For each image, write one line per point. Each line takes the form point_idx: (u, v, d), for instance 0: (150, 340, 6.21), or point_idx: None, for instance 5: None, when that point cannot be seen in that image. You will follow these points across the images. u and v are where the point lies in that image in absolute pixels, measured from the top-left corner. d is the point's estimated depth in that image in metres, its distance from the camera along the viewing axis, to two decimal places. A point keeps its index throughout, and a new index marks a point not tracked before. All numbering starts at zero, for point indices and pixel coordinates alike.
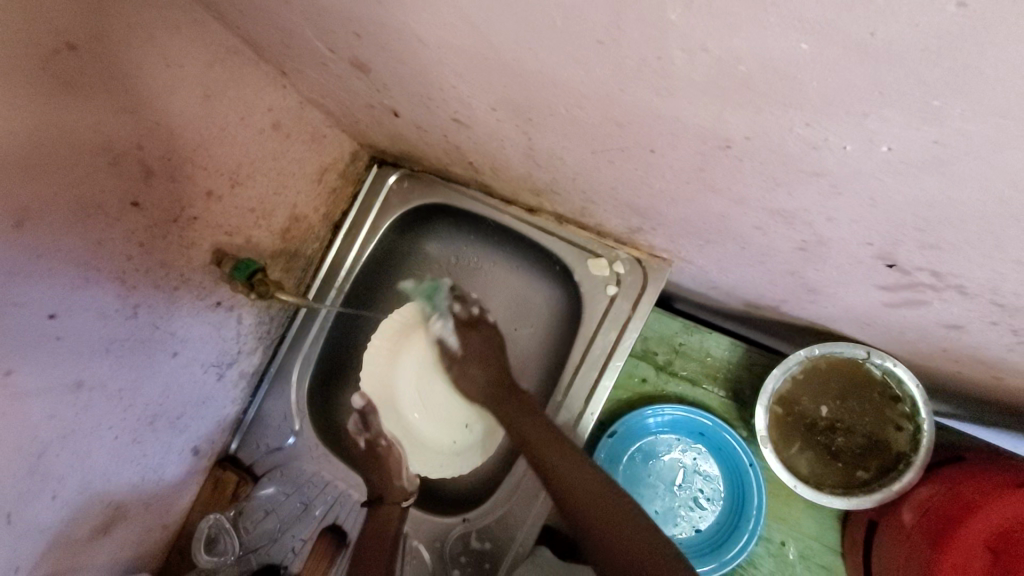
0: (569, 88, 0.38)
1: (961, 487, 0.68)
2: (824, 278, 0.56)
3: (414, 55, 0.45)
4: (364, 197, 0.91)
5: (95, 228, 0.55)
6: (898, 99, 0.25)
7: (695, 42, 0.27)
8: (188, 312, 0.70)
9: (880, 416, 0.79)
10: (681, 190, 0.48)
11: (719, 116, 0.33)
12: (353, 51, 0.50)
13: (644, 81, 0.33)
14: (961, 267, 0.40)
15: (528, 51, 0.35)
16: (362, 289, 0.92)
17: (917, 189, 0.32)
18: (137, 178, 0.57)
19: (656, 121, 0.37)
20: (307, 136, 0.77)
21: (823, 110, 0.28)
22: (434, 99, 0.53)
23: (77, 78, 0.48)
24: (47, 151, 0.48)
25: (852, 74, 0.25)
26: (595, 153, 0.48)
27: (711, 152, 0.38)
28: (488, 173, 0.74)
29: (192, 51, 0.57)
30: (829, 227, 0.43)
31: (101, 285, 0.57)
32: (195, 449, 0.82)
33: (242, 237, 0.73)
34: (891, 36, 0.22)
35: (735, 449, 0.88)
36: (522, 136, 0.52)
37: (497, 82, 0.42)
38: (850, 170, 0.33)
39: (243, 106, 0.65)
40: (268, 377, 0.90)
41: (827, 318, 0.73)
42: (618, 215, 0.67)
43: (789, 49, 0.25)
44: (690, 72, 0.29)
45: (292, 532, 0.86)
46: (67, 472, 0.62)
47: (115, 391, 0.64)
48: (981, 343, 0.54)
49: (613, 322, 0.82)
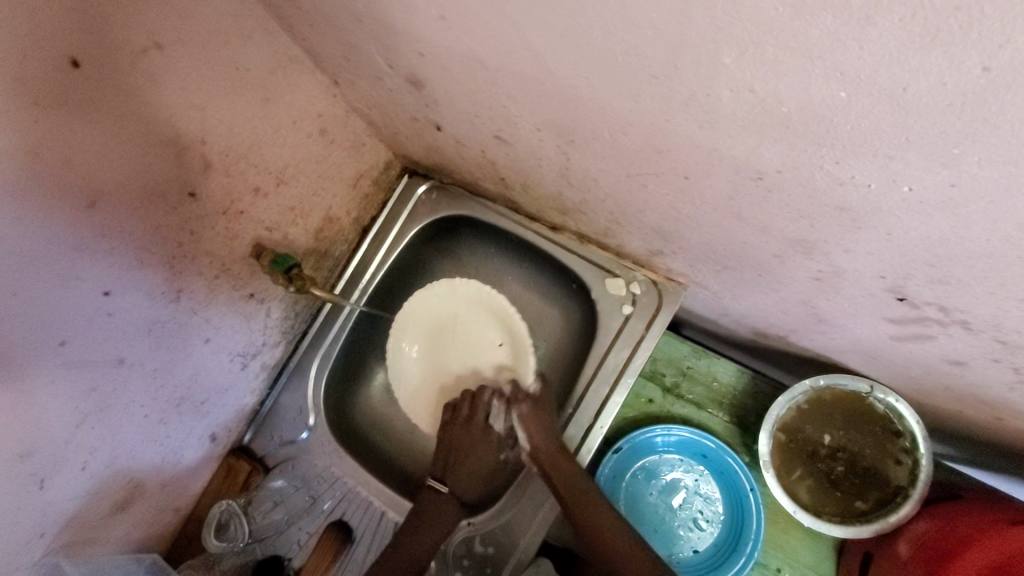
0: (617, 115, 0.41)
1: (957, 522, 0.70)
2: (836, 309, 0.59)
3: (472, 76, 0.49)
4: (394, 204, 0.95)
5: (154, 214, 0.58)
6: (922, 145, 0.29)
7: (743, 83, 0.30)
8: (223, 300, 0.73)
9: (881, 450, 0.81)
10: (707, 217, 0.52)
11: (754, 149, 0.36)
12: (412, 68, 0.54)
13: (690, 114, 0.36)
14: (967, 303, 0.43)
15: (585, 80, 0.39)
16: (384, 291, 0.95)
17: (931, 227, 0.35)
18: (196, 171, 0.60)
19: (694, 150, 0.41)
20: (348, 143, 0.82)
21: (851, 150, 0.32)
22: (481, 117, 0.57)
23: (157, 74, 0.52)
24: (123, 139, 0.52)
25: (879, 119, 0.28)
26: (630, 176, 0.52)
27: (742, 182, 0.42)
28: (519, 189, 0.78)
29: (260, 58, 0.61)
30: (844, 259, 0.46)
31: (152, 267, 0.60)
32: (213, 435, 0.85)
33: (280, 233, 0.77)
34: (919, 89, 0.25)
35: (737, 473, 0.89)
36: (560, 156, 0.56)
37: (548, 106, 0.46)
38: (870, 207, 0.36)
39: (296, 110, 0.69)
40: (287, 371, 0.93)
41: (834, 350, 0.76)
42: (640, 237, 0.70)
43: (828, 96, 0.28)
44: (733, 109, 0.33)
45: (299, 525, 0.88)
46: (99, 445, 0.64)
47: (150, 370, 0.67)
48: (982, 381, 0.57)
49: (626, 340, 0.85)
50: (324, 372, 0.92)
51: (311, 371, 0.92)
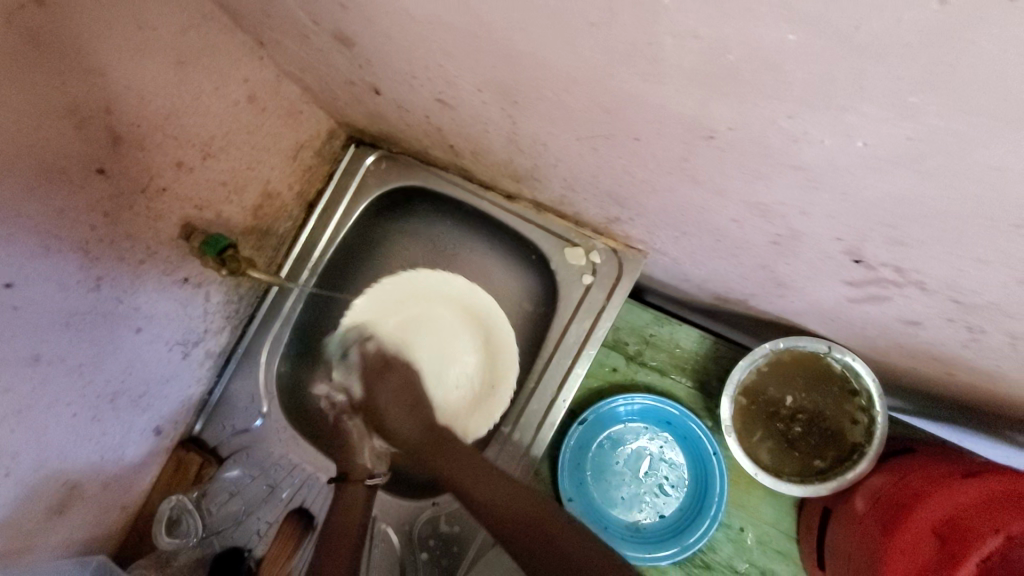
0: (558, 70, 0.38)
1: (910, 477, 0.72)
2: (793, 272, 0.57)
3: (400, 30, 0.44)
4: (341, 176, 0.90)
5: (56, 194, 0.52)
6: (878, 94, 0.26)
7: (687, 29, 0.27)
8: (153, 287, 0.68)
9: (839, 410, 0.82)
10: (661, 180, 0.49)
11: (704, 105, 0.33)
12: (337, 23, 0.49)
13: (633, 67, 0.33)
14: (924, 264, 0.42)
15: (519, 31, 0.35)
16: (336, 270, 0.91)
17: (888, 185, 0.33)
18: (103, 144, 0.55)
19: (642, 108, 0.37)
20: (284, 111, 0.76)
21: (804, 103, 0.29)
22: (419, 78, 0.52)
23: (43, 34, 0.46)
24: (6, 110, 0.46)
25: (833, 68, 0.25)
26: (580, 140, 0.49)
27: (693, 141, 0.39)
28: (469, 157, 0.74)
29: (173, 15, 0.55)
30: (801, 220, 0.44)
31: (61, 255, 0.55)
32: (157, 429, 0.80)
33: (213, 211, 0.71)
34: (876, 29, 0.22)
35: (700, 438, 0.90)
36: (506, 119, 0.52)
37: (485, 62, 0.42)
38: (825, 164, 0.34)
39: (218, 75, 0.63)
40: (236, 357, 0.88)
41: (793, 313, 0.75)
42: (597, 204, 0.67)
43: (777, 41, 0.25)
44: (678, 59, 0.30)
45: (258, 515, 0.85)
46: (21, 449, 0.59)
47: (74, 366, 0.62)
48: (936, 339, 0.57)
49: (588, 310, 0.83)
50: (276, 356, 0.88)
51: (261, 355, 0.87)
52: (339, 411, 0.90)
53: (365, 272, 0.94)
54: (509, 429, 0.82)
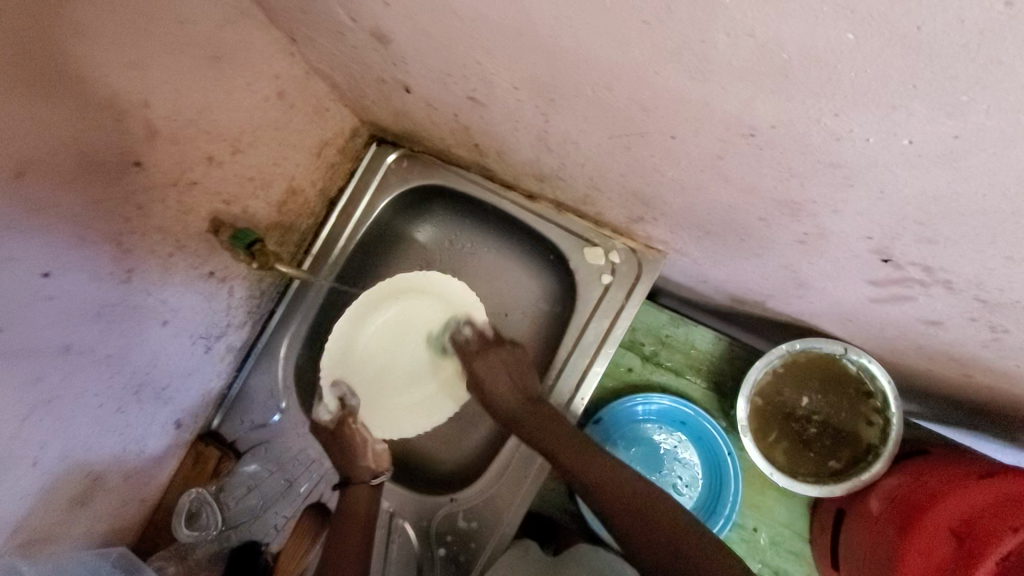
0: (601, 68, 0.39)
1: (927, 479, 0.72)
2: (817, 272, 0.58)
3: (442, 28, 0.45)
4: (362, 174, 0.91)
5: (95, 186, 0.53)
6: (926, 92, 0.27)
7: (742, 28, 0.28)
8: (180, 280, 0.69)
9: (855, 411, 0.83)
10: (692, 179, 0.50)
11: (748, 103, 0.34)
12: (377, 20, 0.50)
13: (681, 65, 0.34)
14: (952, 262, 0.43)
15: (568, 29, 0.36)
16: (356, 267, 0.92)
17: (926, 183, 0.34)
18: (139, 137, 0.55)
19: (683, 107, 0.38)
20: (310, 108, 0.77)
21: (851, 102, 0.30)
22: (454, 76, 0.53)
23: (88, 27, 0.47)
24: (52, 102, 0.46)
25: (884, 66, 0.26)
26: (613, 138, 0.50)
27: (732, 140, 0.40)
28: (493, 156, 0.74)
29: (210, 11, 0.56)
30: (832, 220, 0.45)
31: (97, 246, 0.56)
32: (178, 422, 0.81)
33: (239, 206, 0.72)
34: (933, 28, 0.23)
35: (715, 438, 0.91)
36: (539, 117, 0.53)
37: (527, 60, 0.43)
38: (865, 163, 0.35)
39: (250, 71, 0.64)
40: (255, 352, 0.89)
41: (811, 314, 0.76)
42: (621, 203, 0.68)
43: (832, 39, 0.26)
44: (728, 57, 0.31)
45: (276, 510, 0.86)
46: (50, 438, 0.60)
47: (103, 356, 0.62)
48: (956, 340, 0.58)
49: (607, 309, 0.83)
50: (295, 351, 0.88)
51: (281, 350, 0.88)
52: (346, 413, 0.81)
53: (383, 269, 0.95)
54: (526, 426, 0.82)
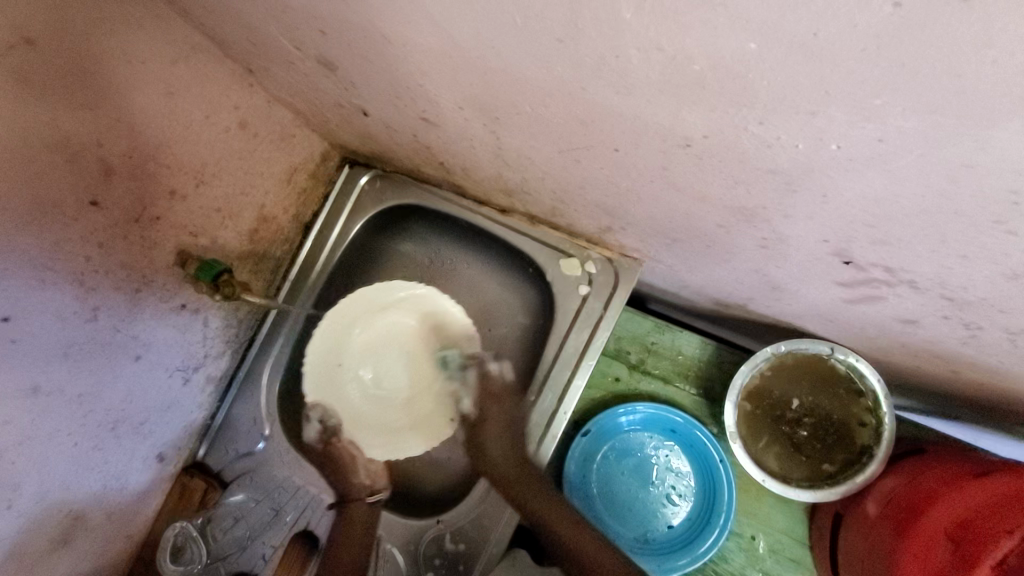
0: (533, 86, 0.38)
1: (921, 480, 0.70)
2: (786, 276, 0.57)
3: (380, 54, 0.44)
4: (336, 197, 0.90)
5: (52, 228, 0.53)
6: (843, 98, 0.26)
7: (650, 42, 0.27)
8: (151, 314, 0.69)
9: (846, 412, 0.81)
10: (646, 189, 0.49)
11: (676, 114, 0.33)
12: (319, 48, 0.50)
13: (603, 80, 0.33)
14: (911, 262, 0.41)
15: (490, 49, 0.35)
16: (336, 289, 0.91)
17: (865, 186, 0.33)
18: (95, 177, 0.55)
19: (617, 120, 0.38)
20: (276, 135, 0.77)
21: (772, 109, 0.29)
22: (402, 98, 0.53)
23: (32, 72, 0.47)
24: (1, 149, 0.46)
25: (795, 74, 0.25)
26: (563, 152, 0.49)
27: (671, 150, 0.39)
28: (460, 173, 0.74)
29: (158, 47, 0.56)
30: (786, 224, 0.44)
31: (58, 288, 0.56)
32: (160, 456, 0.80)
33: (208, 237, 0.72)
34: (832, 34, 0.22)
35: (706, 445, 0.89)
36: (489, 135, 0.53)
37: (463, 80, 0.43)
38: (802, 168, 0.34)
39: (208, 104, 0.64)
40: (237, 380, 0.88)
41: (791, 316, 0.75)
42: (588, 215, 0.67)
43: (738, 49, 0.25)
44: (646, 71, 0.30)
45: (263, 539, 0.85)
46: (23, 481, 0.59)
47: (73, 396, 0.62)
48: (934, 337, 0.56)
49: (586, 321, 0.82)
50: (277, 378, 0.88)
51: (262, 378, 0.88)
52: (329, 434, 0.86)
53: (363, 290, 0.94)
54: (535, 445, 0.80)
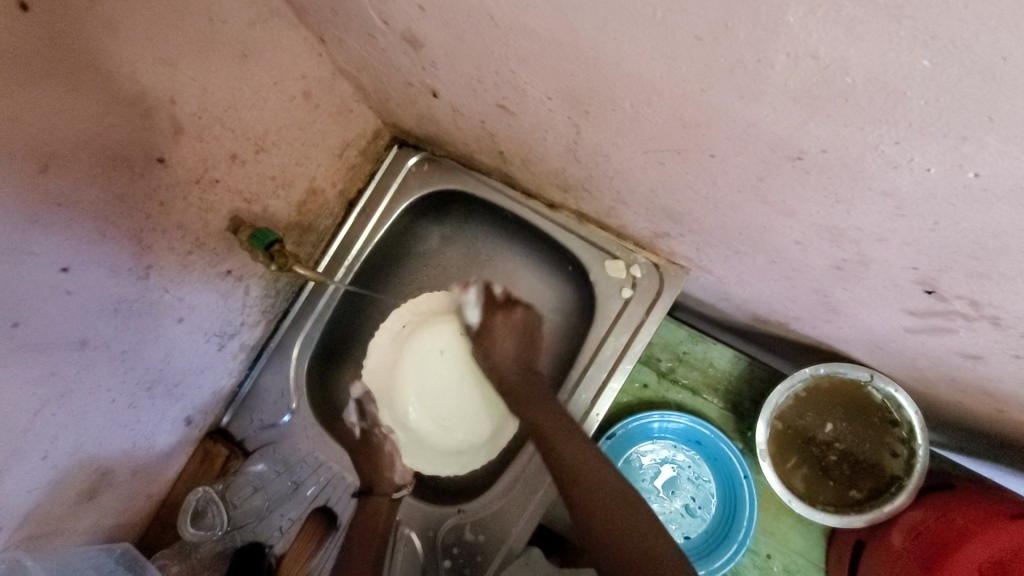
0: (645, 84, 0.37)
1: (954, 516, 0.69)
2: (850, 298, 0.56)
3: (478, 34, 0.43)
4: (382, 176, 0.90)
5: (118, 182, 0.52)
6: (1005, 128, 0.25)
7: (805, 48, 0.26)
8: (198, 278, 0.68)
9: (879, 441, 0.80)
10: (727, 198, 0.48)
11: (801, 126, 0.33)
12: (409, 23, 0.49)
13: (730, 83, 0.32)
14: (1004, 298, 0.40)
15: (610, 40, 0.34)
16: (373, 269, 0.91)
17: (987, 218, 0.32)
18: (164, 135, 0.55)
19: (729, 126, 0.37)
20: (335, 109, 0.76)
21: (917, 130, 0.28)
22: (485, 82, 0.52)
23: (118, 23, 0.46)
24: (82, 97, 0.46)
25: (962, 95, 0.25)
26: (647, 153, 0.48)
27: (777, 162, 0.38)
28: (518, 164, 0.73)
29: (241, 9, 0.55)
30: (875, 247, 0.43)
31: (117, 242, 0.55)
32: (188, 419, 0.80)
33: (260, 205, 0.71)
34: (1021, 59, 0.22)
35: (732, 460, 0.88)
36: (570, 128, 0.52)
37: (563, 70, 0.42)
38: (923, 193, 0.33)
39: (279, 71, 0.63)
40: (268, 351, 0.88)
41: (837, 339, 0.74)
42: (648, 218, 0.66)
43: (906, 65, 0.25)
44: (786, 78, 0.29)
45: (281, 511, 0.85)
46: (61, 432, 0.59)
47: (117, 351, 0.62)
48: (995, 376, 0.55)
49: (626, 324, 0.81)
50: (308, 352, 0.87)
51: (294, 349, 0.87)
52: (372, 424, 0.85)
53: (399, 273, 0.94)
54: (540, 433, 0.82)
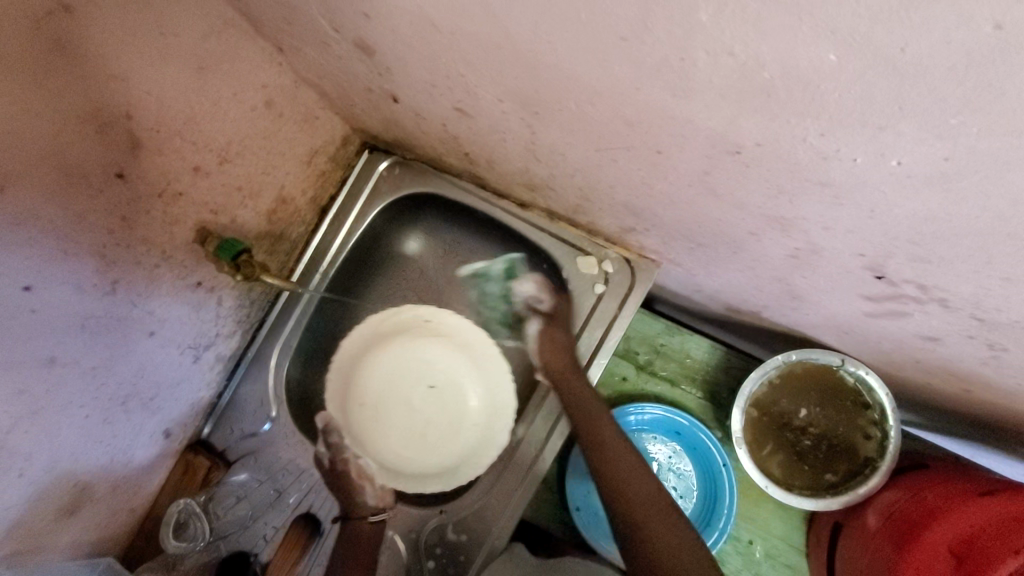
0: (585, 85, 0.38)
1: (926, 496, 0.70)
2: (810, 285, 0.57)
3: (425, 39, 0.44)
4: (353, 181, 0.90)
5: (78, 198, 0.52)
6: (916, 116, 0.26)
7: (721, 46, 0.27)
8: (167, 291, 0.68)
9: (852, 424, 0.82)
10: (680, 192, 0.49)
11: (733, 121, 0.33)
12: (359, 31, 0.49)
13: (661, 81, 0.33)
14: (947, 281, 0.41)
15: (546, 42, 0.35)
16: (348, 274, 0.91)
17: (917, 204, 0.33)
18: (122, 149, 0.55)
19: (669, 123, 0.37)
20: (300, 116, 0.76)
21: (838, 121, 0.29)
22: (439, 86, 0.52)
23: (69, 39, 0.46)
24: (35, 115, 0.46)
25: (873, 87, 0.25)
26: (599, 150, 0.49)
27: (718, 156, 0.39)
28: (484, 165, 0.74)
29: (194, 21, 0.55)
30: (823, 235, 0.43)
31: (80, 259, 0.55)
32: (167, 432, 0.80)
33: (227, 216, 0.71)
34: (919, 51, 0.22)
35: (710, 449, 0.89)
36: (525, 129, 0.52)
37: (509, 73, 0.42)
38: (855, 181, 0.34)
39: (237, 81, 0.64)
40: (245, 360, 0.88)
41: (805, 326, 0.75)
42: (612, 214, 0.67)
43: (816, 60, 0.25)
44: (710, 74, 0.30)
45: (265, 520, 0.85)
46: (35, 450, 0.59)
47: (88, 367, 0.62)
48: (955, 356, 0.56)
49: (600, 319, 0.82)
50: (286, 360, 0.87)
51: (272, 357, 0.87)
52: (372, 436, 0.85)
53: (375, 277, 0.94)
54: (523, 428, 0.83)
